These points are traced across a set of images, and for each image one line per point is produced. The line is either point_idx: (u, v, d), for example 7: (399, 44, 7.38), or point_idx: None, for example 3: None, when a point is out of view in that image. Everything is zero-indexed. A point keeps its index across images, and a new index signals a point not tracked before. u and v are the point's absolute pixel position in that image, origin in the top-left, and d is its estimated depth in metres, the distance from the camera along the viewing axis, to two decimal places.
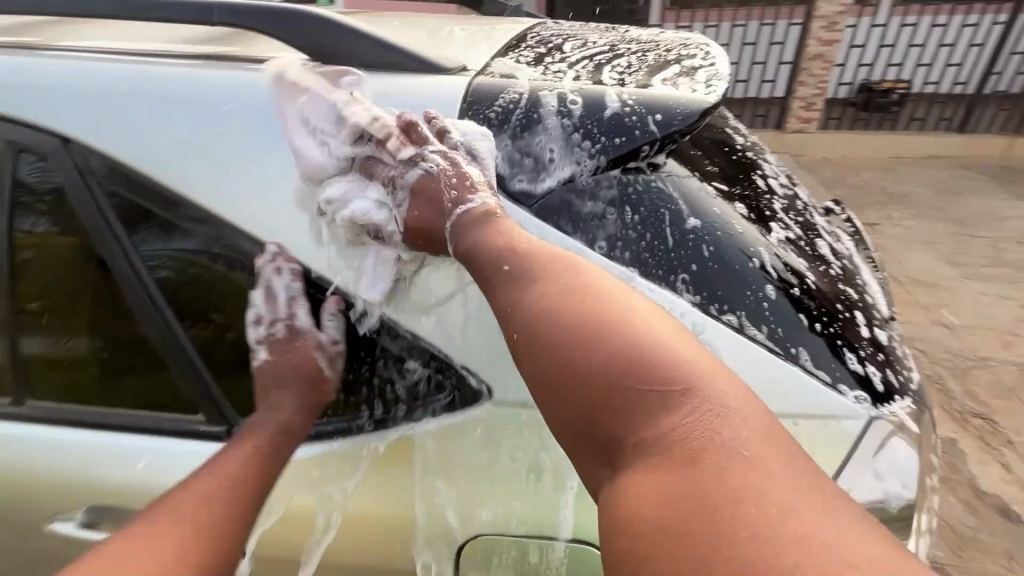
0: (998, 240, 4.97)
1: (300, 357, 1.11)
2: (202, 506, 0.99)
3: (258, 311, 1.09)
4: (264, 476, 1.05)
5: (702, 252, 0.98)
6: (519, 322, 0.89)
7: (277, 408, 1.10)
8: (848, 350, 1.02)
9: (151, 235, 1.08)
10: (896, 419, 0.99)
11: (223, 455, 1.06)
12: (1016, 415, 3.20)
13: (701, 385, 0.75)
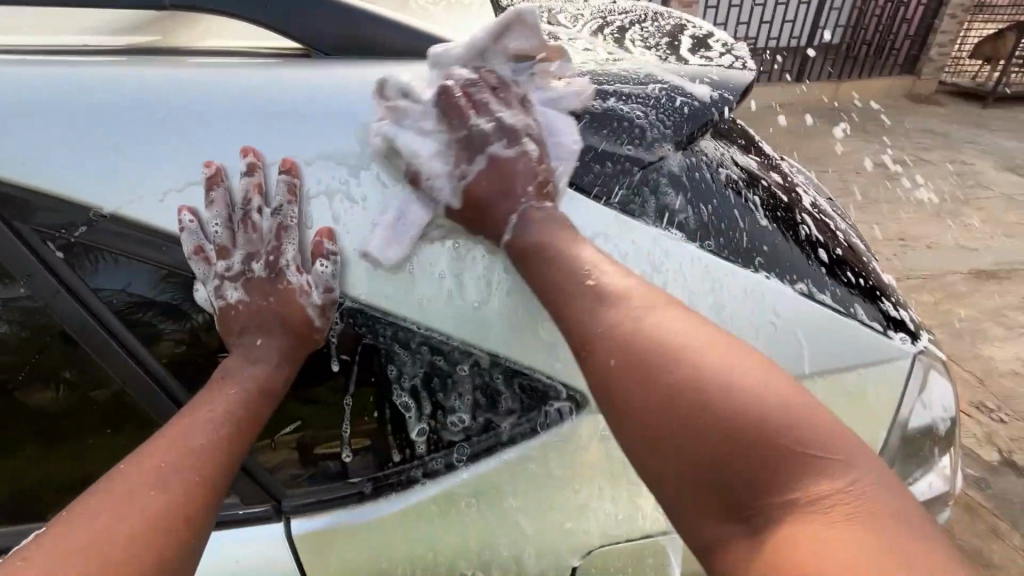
0: (844, 173, 5.80)
1: (286, 301, 0.92)
2: (164, 476, 0.80)
3: (217, 243, 0.91)
4: (229, 445, 0.85)
5: (763, 233, 1.04)
6: (620, 358, 0.85)
7: (259, 355, 0.92)
8: (884, 300, 1.13)
9: (132, 285, 0.87)
10: (931, 355, 1.11)
11: (185, 415, 0.85)
12: None
13: (852, 457, 0.72)
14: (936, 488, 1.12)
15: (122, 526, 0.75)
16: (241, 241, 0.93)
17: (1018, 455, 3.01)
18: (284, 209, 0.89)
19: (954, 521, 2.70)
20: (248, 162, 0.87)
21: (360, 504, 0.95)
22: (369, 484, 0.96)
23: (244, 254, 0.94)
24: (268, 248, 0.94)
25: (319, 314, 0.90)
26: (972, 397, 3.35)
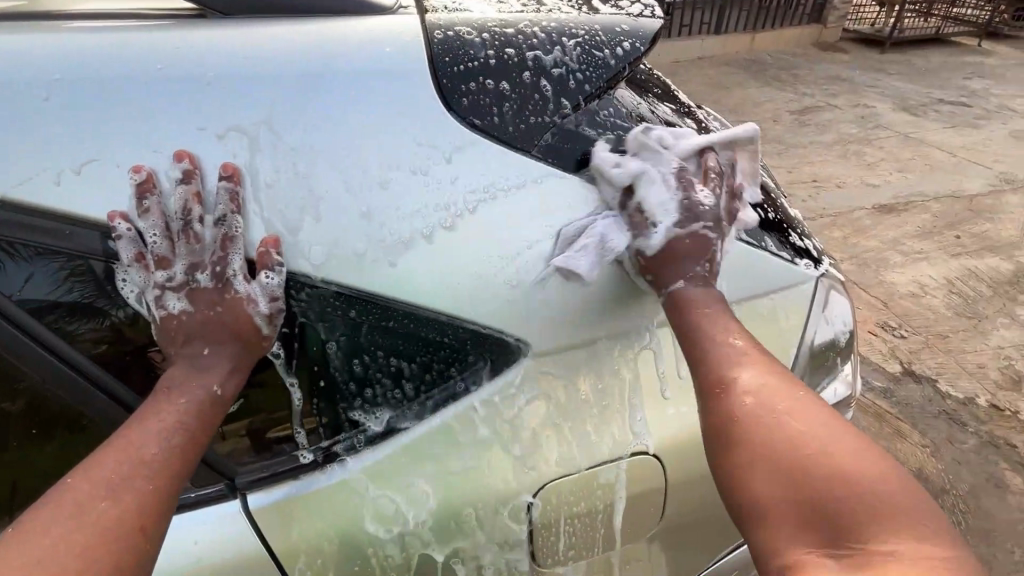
0: (762, 122, 6.09)
1: (233, 312, 0.89)
2: (118, 494, 0.80)
3: (161, 250, 0.86)
4: (183, 453, 0.85)
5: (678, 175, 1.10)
6: (747, 395, 0.95)
7: (204, 367, 0.89)
8: (792, 232, 1.24)
9: (46, 281, 0.82)
10: (833, 277, 1.23)
11: (135, 431, 0.84)
12: None
13: (931, 524, 0.79)
14: (838, 394, 1.27)
15: (76, 538, 0.76)
16: (181, 252, 0.88)
17: (916, 365, 3.42)
18: (228, 220, 0.86)
19: (867, 428, 3.06)
20: (184, 167, 0.83)
21: (312, 474, 0.96)
22: (319, 454, 0.97)
23: (185, 264, 0.89)
24: (213, 258, 0.89)
25: (266, 321, 0.89)
26: (878, 318, 3.74)
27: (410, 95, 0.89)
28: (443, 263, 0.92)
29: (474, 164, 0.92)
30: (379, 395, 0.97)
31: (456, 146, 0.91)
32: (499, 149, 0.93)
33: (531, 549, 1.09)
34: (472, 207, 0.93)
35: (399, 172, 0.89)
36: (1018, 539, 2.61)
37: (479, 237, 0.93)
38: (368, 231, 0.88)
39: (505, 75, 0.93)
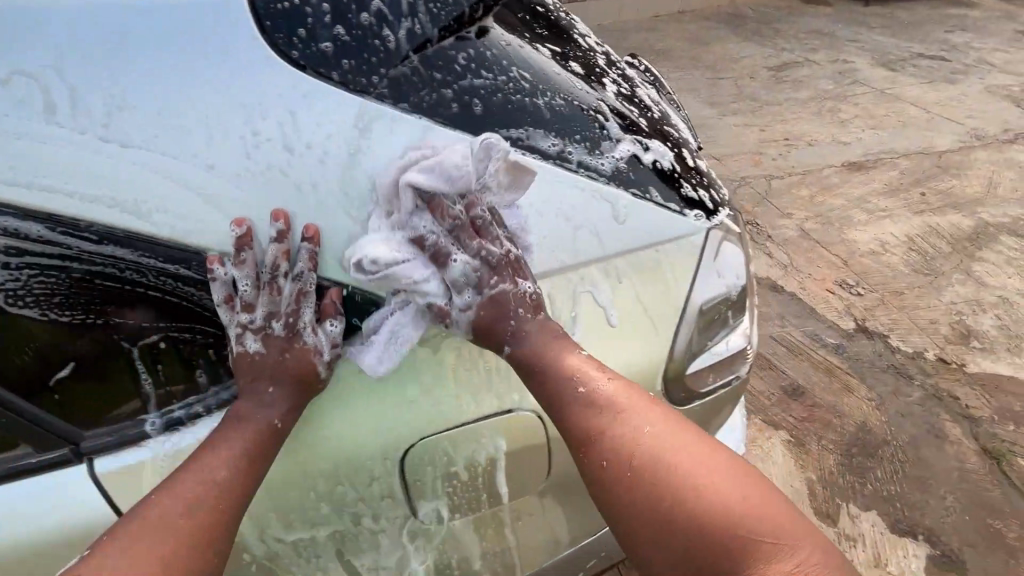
0: (738, 78, 5.87)
1: (298, 359, 0.95)
2: (189, 512, 0.89)
3: (246, 295, 0.92)
4: (245, 479, 0.92)
5: (550, 118, 1.05)
6: (621, 452, 1.02)
7: (273, 403, 0.95)
8: (684, 183, 1.22)
9: None
10: (724, 227, 1.22)
11: (203, 452, 0.92)
12: (768, 214, 4.09)
13: (799, 542, 0.93)
14: (734, 346, 1.26)
15: (159, 549, 0.88)
16: (262, 300, 0.94)
17: (870, 321, 3.32)
18: (305, 276, 0.91)
19: (817, 383, 3.01)
20: (276, 227, 0.86)
21: (167, 436, 0.93)
22: (180, 411, 0.95)
23: (265, 312, 0.95)
24: (288, 310, 0.95)
25: (327, 369, 0.96)
26: (837, 276, 3.60)
27: (235, 55, 0.82)
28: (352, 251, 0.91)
29: (308, 130, 0.85)
30: (234, 353, 0.95)
31: (288, 110, 0.84)
32: (341, 96, 0.87)
33: (409, 507, 1.08)
34: (312, 178, 0.87)
35: (224, 138, 0.82)
36: (951, 485, 2.63)
37: (317, 205, 0.88)
38: (203, 212, 0.83)
39: (342, 19, 0.88)
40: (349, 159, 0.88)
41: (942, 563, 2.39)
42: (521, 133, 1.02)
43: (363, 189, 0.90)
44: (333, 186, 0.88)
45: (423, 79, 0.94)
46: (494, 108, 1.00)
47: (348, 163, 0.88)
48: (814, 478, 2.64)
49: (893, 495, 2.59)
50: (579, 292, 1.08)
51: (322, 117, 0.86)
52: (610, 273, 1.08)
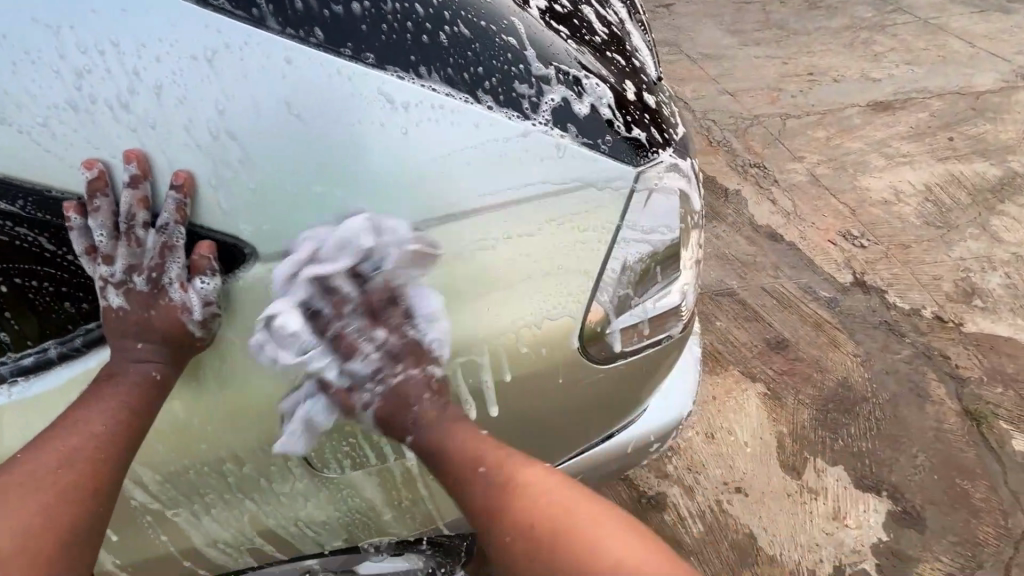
0: (766, 3, 5.16)
1: (168, 316, 0.91)
2: (64, 470, 0.89)
3: (104, 248, 0.88)
4: (126, 434, 0.91)
5: (444, 41, 0.94)
6: (524, 500, 1.00)
7: (144, 356, 0.92)
8: (614, 120, 1.09)
9: None
10: (657, 173, 1.10)
11: (78, 410, 0.90)
12: (778, 155, 3.79)
13: None
14: (665, 303, 1.18)
15: (34, 510, 0.87)
16: (123, 253, 0.89)
17: (869, 276, 3.15)
18: (171, 229, 0.87)
19: (801, 336, 2.91)
20: (131, 169, 0.83)
21: (18, 380, 0.92)
22: (26, 359, 0.92)
23: (126, 264, 0.90)
24: (151, 264, 0.90)
25: (202, 329, 0.91)
26: (840, 227, 3.38)
27: None
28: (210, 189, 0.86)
29: (135, 57, 0.80)
30: (81, 294, 0.91)
31: (111, 40, 0.79)
32: (182, 12, 0.81)
33: (306, 461, 1.04)
34: (149, 115, 0.82)
35: (44, 74, 0.78)
36: (924, 444, 2.57)
37: (157, 139, 0.83)
38: (37, 150, 0.80)
39: None
40: (189, 90, 0.82)
41: (901, 521, 2.38)
42: (411, 61, 0.91)
43: (207, 120, 0.83)
44: (175, 128, 0.83)
45: None
46: (375, 27, 0.90)
47: (183, 97, 0.82)
48: (784, 432, 2.59)
49: (864, 451, 2.55)
50: (481, 246, 0.97)
51: (148, 44, 0.80)
52: (518, 225, 0.98)
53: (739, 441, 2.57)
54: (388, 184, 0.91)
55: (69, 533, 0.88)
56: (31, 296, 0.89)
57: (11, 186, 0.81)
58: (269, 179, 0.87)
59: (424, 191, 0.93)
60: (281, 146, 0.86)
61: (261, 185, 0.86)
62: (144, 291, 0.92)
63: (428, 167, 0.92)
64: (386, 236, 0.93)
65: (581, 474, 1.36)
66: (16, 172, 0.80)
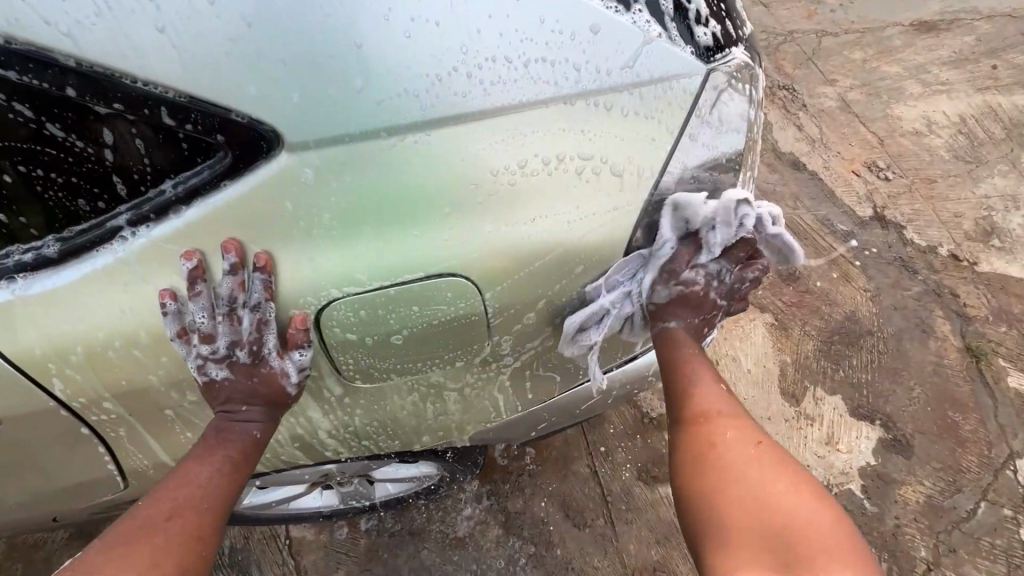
0: None
1: (268, 382, 0.95)
2: (174, 517, 0.93)
3: (202, 328, 0.89)
4: (230, 480, 0.99)
5: None
6: (702, 432, 1.11)
7: (247, 417, 0.99)
8: (699, 27, 0.98)
9: None
10: (728, 73, 0.97)
11: (188, 465, 0.98)
12: (811, 78, 3.53)
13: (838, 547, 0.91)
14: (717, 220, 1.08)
15: (141, 556, 0.87)
16: (224, 331, 0.91)
17: (890, 210, 3.05)
18: (264, 307, 0.87)
19: (814, 268, 2.86)
20: (229, 259, 0.83)
21: (18, 278, 0.83)
22: (27, 254, 0.83)
23: (228, 341, 0.92)
24: (250, 338, 0.92)
25: (297, 388, 0.97)
26: (866, 157, 3.23)
27: None
28: (243, 75, 0.76)
29: None
30: (94, 187, 0.81)
31: None
32: None
33: (334, 371, 0.98)
34: None
35: None
36: (921, 377, 2.62)
37: (181, 13, 0.73)
38: (46, 19, 0.70)
39: None
40: None
41: (891, 447, 2.47)
42: None
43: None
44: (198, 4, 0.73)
45: None
46: None
47: None
48: (787, 361, 2.63)
49: (862, 382, 2.60)
50: (533, 156, 0.87)
51: None
52: (574, 127, 0.88)
53: (743, 368, 2.61)
54: (440, 79, 0.81)
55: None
56: (37, 181, 0.80)
57: (14, 50, 0.71)
58: (306, 63, 0.77)
59: (480, 83, 0.83)
60: (321, 29, 0.77)
61: (297, 60, 0.77)
62: (243, 366, 0.96)
63: (486, 61, 0.83)
64: (438, 127, 0.83)
65: (601, 393, 1.34)
66: (21, 32, 0.70)
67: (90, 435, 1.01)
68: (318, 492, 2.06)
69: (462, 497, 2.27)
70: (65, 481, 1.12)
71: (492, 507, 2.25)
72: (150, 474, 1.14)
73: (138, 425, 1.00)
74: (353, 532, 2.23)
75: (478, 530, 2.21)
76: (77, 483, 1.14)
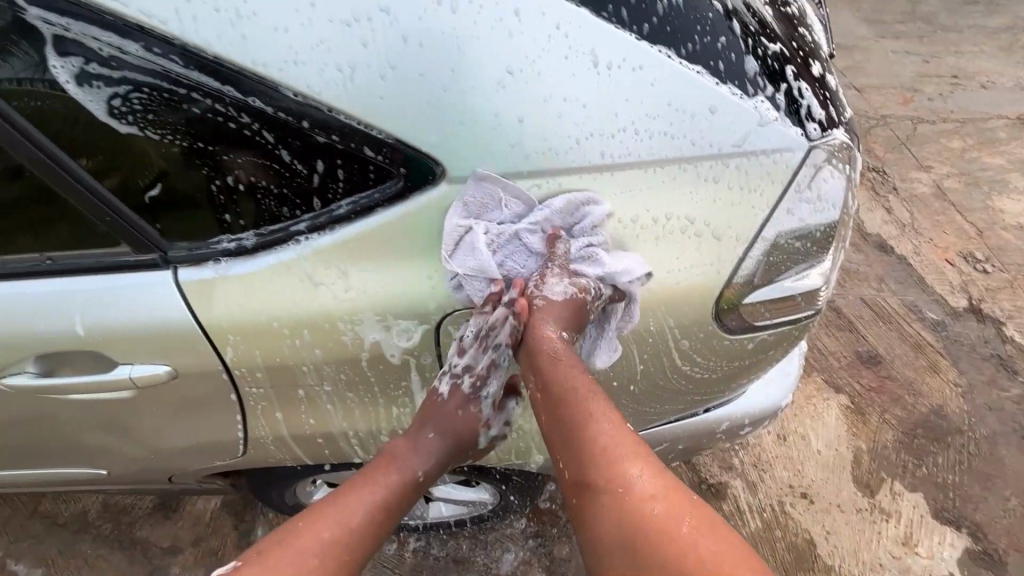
0: None
1: (469, 421, 1.21)
2: (343, 519, 1.01)
3: (459, 355, 1.13)
4: (398, 498, 1.10)
5: (657, 9, 0.98)
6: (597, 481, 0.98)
7: (431, 445, 1.16)
8: (810, 121, 1.08)
9: (29, 52, 0.87)
10: (828, 151, 1.07)
11: (366, 477, 1.09)
12: (904, 163, 3.49)
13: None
14: (803, 285, 1.15)
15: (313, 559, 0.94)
16: (473, 357, 1.16)
17: (987, 304, 2.90)
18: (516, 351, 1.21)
19: (897, 354, 2.74)
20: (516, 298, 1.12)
21: (221, 260, 1.03)
22: (232, 243, 1.03)
23: (469, 368, 1.17)
24: (484, 371, 1.20)
25: (481, 439, 1.26)
26: (962, 247, 3.12)
27: None
28: (433, 125, 0.92)
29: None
30: (296, 198, 1.00)
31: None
32: None
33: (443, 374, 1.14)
34: (390, 53, 0.89)
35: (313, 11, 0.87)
36: (1018, 488, 2.40)
37: (395, 76, 0.90)
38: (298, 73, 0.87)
39: None
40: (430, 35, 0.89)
41: (979, 561, 2.24)
42: (628, 23, 0.96)
43: (439, 65, 0.90)
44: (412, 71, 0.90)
45: None
46: None
47: (423, 43, 0.89)
48: (863, 448, 2.48)
49: (949, 483, 2.40)
50: (645, 210, 1.00)
51: None
52: (685, 188, 1.00)
53: (812, 448, 2.49)
54: (582, 141, 0.95)
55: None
56: (259, 191, 0.99)
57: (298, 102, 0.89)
58: (476, 121, 0.92)
59: (613, 149, 0.96)
60: (498, 94, 0.92)
61: (473, 121, 0.93)
62: (455, 395, 1.18)
63: (626, 128, 0.95)
64: (566, 177, 0.97)
65: (669, 440, 1.40)
66: (289, 82, 0.87)
67: (235, 401, 1.19)
68: None
69: (509, 533, 2.30)
70: (198, 441, 1.31)
71: (537, 549, 2.26)
72: (267, 447, 1.31)
73: (275, 400, 1.18)
74: (402, 550, 2.30)
75: (521, 569, 2.22)
76: (206, 445, 1.32)
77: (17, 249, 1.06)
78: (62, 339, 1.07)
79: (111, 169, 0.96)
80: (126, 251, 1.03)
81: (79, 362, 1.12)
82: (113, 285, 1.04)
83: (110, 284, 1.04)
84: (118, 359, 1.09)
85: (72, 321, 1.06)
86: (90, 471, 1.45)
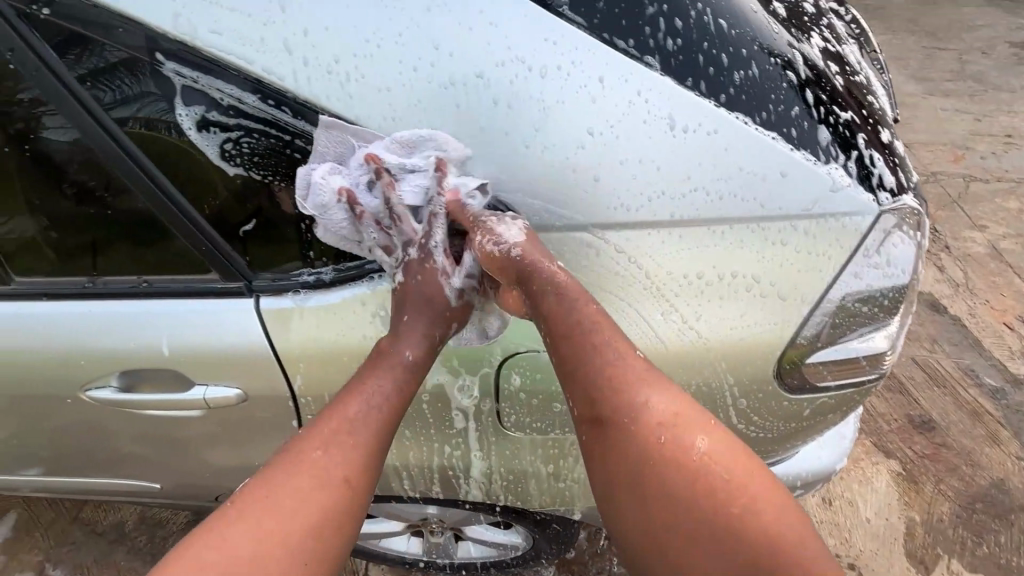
0: (965, 50, 4.52)
1: (434, 285, 1.08)
2: (330, 443, 0.96)
3: (375, 235, 1.06)
4: (389, 406, 1.02)
5: (734, 80, 1.03)
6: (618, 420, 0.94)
7: (408, 330, 1.03)
8: (881, 189, 1.09)
9: (156, 99, 0.97)
10: (897, 215, 1.08)
11: (349, 396, 1.01)
12: (956, 221, 3.40)
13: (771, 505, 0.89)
14: (868, 347, 1.13)
15: (312, 489, 0.92)
16: (396, 237, 1.08)
17: None
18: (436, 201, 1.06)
19: (953, 421, 2.60)
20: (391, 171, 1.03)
21: (301, 291, 1.09)
22: (312, 276, 1.09)
23: (402, 242, 1.09)
24: (420, 234, 1.09)
25: (454, 292, 1.10)
26: (1021, 311, 2.98)
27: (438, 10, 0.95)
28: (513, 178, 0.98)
29: (489, 67, 0.95)
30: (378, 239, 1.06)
31: (479, 58, 0.95)
32: (540, 40, 0.96)
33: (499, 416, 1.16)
34: (483, 116, 0.96)
35: (416, 75, 0.94)
36: None
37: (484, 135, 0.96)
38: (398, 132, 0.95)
39: None
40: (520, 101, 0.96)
41: None
42: (706, 93, 1.00)
43: (527, 127, 0.96)
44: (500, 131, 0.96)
45: (640, 34, 1.00)
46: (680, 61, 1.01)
47: (513, 107, 0.96)
48: (916, 520, 2.33)
49: (1014, 566, 2.23)
50: (712, 267, 1.01)
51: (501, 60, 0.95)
52: (753, 247, 1.01)
53: (860, 515, 2.36)
54: (656, 200, 0.99)
55: (326, 515, 0.90)
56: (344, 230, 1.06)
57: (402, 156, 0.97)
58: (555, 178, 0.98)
59: (685, 208, 0.99)
60: (579, 155, 0.97)
61: (550, 177, 0.98)
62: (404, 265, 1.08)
63: (699, 189, 0.99)
64: (638, 231, 1.00)
65: None
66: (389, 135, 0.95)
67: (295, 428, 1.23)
68: (408, 536, 2.16)
69: None
70: (252, 462, 1.35)
71: None
72: None
73: None
74: None
75: None
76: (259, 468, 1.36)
77: (114, 270, 1.15)
78: (145, 356, 1.14)
79: (211, 205, 1.04)
80: (215, 279, 1.11)
81: (156, 379, 1.18)
82: (198, 309, 1.12)
83: (195, 308, 1.12)
84: (194, 379, 1.16)
85: (156, 340, 1.13)
86: (142, 485, 1.49)
